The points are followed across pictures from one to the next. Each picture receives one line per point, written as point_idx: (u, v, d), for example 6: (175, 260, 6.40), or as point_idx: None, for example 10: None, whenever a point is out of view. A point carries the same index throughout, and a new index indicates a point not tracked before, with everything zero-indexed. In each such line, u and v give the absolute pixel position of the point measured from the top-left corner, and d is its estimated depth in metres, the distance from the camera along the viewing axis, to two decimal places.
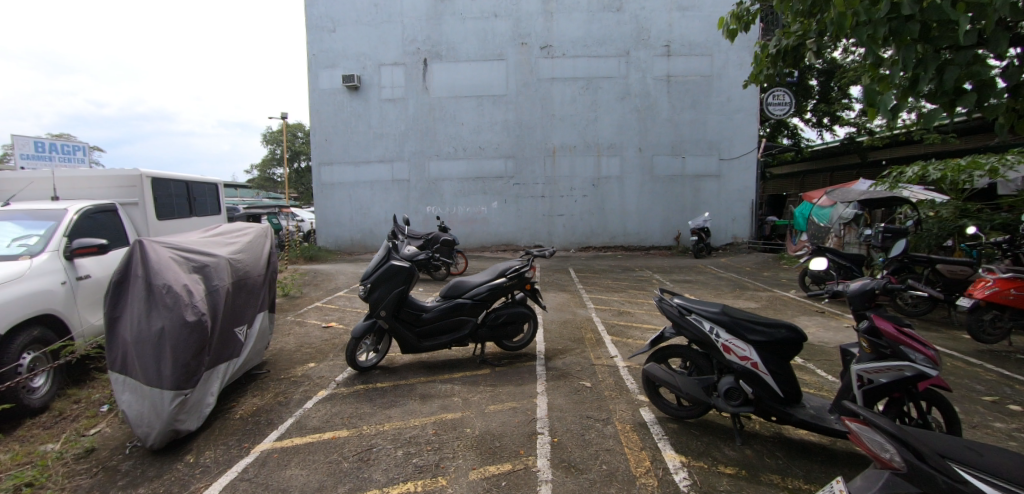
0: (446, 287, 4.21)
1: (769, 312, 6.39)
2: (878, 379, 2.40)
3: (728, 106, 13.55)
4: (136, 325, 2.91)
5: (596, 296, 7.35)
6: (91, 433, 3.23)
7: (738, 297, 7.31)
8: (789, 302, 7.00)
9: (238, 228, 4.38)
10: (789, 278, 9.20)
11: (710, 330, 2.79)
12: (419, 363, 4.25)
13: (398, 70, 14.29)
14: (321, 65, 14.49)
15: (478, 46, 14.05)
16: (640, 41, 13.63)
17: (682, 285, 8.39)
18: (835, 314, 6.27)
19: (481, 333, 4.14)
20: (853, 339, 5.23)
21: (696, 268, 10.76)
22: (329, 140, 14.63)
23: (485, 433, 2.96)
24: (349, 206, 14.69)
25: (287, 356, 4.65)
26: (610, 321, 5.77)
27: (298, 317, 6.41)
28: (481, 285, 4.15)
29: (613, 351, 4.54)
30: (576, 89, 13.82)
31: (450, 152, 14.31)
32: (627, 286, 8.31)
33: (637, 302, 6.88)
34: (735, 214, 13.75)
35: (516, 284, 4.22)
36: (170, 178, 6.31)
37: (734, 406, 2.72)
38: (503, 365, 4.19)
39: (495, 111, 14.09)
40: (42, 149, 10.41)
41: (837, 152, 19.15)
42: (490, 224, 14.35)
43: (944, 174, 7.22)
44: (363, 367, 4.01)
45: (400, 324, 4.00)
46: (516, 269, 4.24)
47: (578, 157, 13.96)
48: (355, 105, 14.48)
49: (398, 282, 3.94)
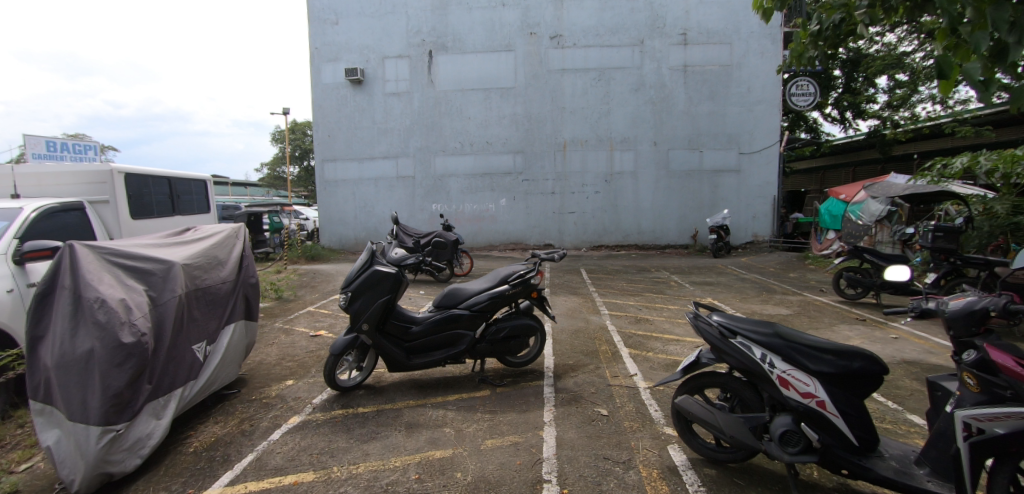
0: (440, 295, 3.66)
1: (804, 320, 5.73)
2: (992, 429, 1.79)
3: (749, 97, 12.79)
4: (59, 347, 2.47)
5: (611, 300, 6.74)
6: (20, 470, 2.75)
7: (766, 302, 6.65)
8: (824, 308, 6.33)
9: (209, 230, 3.97)
10: (818, 280, 8.51)
11: (761, 358, 2.20)
12: (410, 382, 3.75)
13: (403, 63, 13.79)
14: (324, 58, 14.07)
15: (485, 36, 13.49)
16: (656, 29, 12.94)
17: (704, 288, 7.75)
18: (879, 322, 5.62)
19: (480, 349, 3.58)
20: (905, 352, 4.58)
21: (716, 269, 10.09)
22: (333, 136, 14.21)
23: (479, 479, 2.42)
24: (352, 203, 14.26)
25: (264, 373, 4.18)
26: (627, 330, 5.18)
27: (287, 324, 5.96)
28: (481, 293, 3.60)
29: (632, 369, 3.95)
30: (588, 81, 13.19)
31: (456, 148, 13.79)
32: (643, 289, 7.69)
33: (656, 308, 6.26)
34: (756, 211, 13.01)
35: (520, 292, 3.67)
36: (147, 175, 6.01)
37: (791, 454, 2.13)
38: (506, 385, 3.64)
39: (503, 105, 13.53)
40: (53, 148, 10.23)
41: (860, 146, 18.26)
42: (498, 222, 13.82)
43: (995, 165, 6.35)
44: (345, 387, 3.53)
45: (386, 339, 3.47)
46: (520, 275, 3.68)
47: (590, 152, 13.35)
48: (359, 100, 14.03)
49: (382, 291, 3.40)
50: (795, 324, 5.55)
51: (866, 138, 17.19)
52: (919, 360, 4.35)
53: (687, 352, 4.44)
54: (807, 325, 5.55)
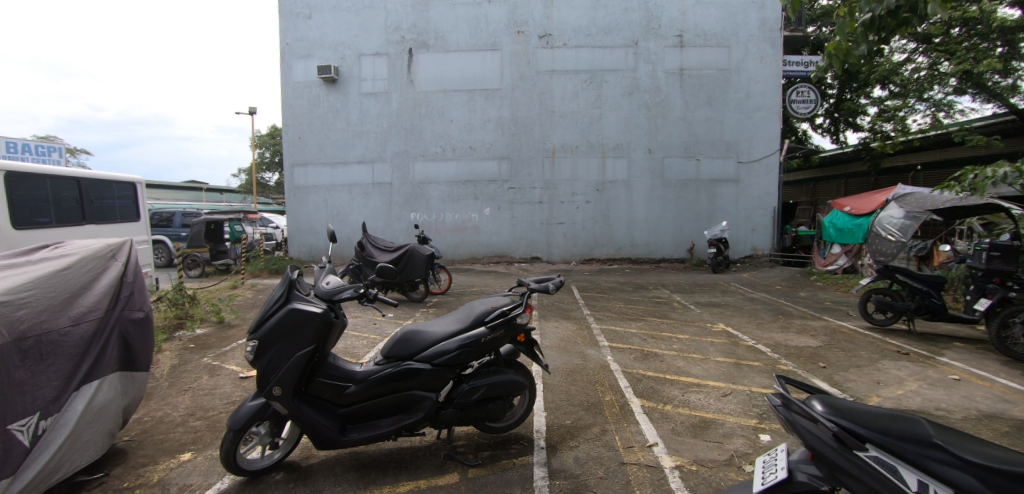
0: (392, 339, 2.63)
1: (838, 354, 4.80)
2: None
3: (748, 103, 12.14)
4: None
5: (610, 327, 5.79)
6: None
7: (786, 329, 5.76)
8: (855, 338, 5.48)
9: (73, 247, 2.99)
10: (834, 301, 7.70)
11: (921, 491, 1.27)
12: (349, 460, 2.71)
13: (381, 61, 12.84)
14: (295, 55, 13.03)
15: (469, 34, 12.63)
16: (650, 30, 12.25)
17: (711, 310, 6.86)
18: (924, 357, 4.79)
19: (446, 417, 2.58)
20: (975, 399, 3.73)
21: (719, 286, 9.26)
22: (304, 138, 13.12)
23: None
24: (324, 211, 13.13)
25: (158, 442, 3.12)
26: (633, 370, 4.20)
27: (217, 359, 4.90)
28: (447, 339, 2.59)
29: (649, 435, 2.98)
30: (579, 83, 12.39)
31: (438, 153, 12.81)
32: (644, 312, 6.73)
33: (663, 339, 5.29)
34: (755, 223, 12.27)
35: (501, 336, 2.67)
36: (45, 176, 5.25)
37: None
38: (481, 465, 2.63)
39: (488, 107, 12.64)
40: (15, 150, 9.19)
41: (849, 158, 18.06)
42: (481, 232, 12.84)
43: None
44: (252, 472, 2.51)
45: (309, 405, 2.46)
46: (502, 313, 2.68)
47: (580, 159, 12.51)
48: (333, 100, 12.99)
49: (302, 342, 2.38)
50: (830, 359, 4.62)
51: (854, 151, 16.95)
52: (1002, 414, 3.44)
53: (714, 405, 3.46)
54: (844, 359, 4.62)
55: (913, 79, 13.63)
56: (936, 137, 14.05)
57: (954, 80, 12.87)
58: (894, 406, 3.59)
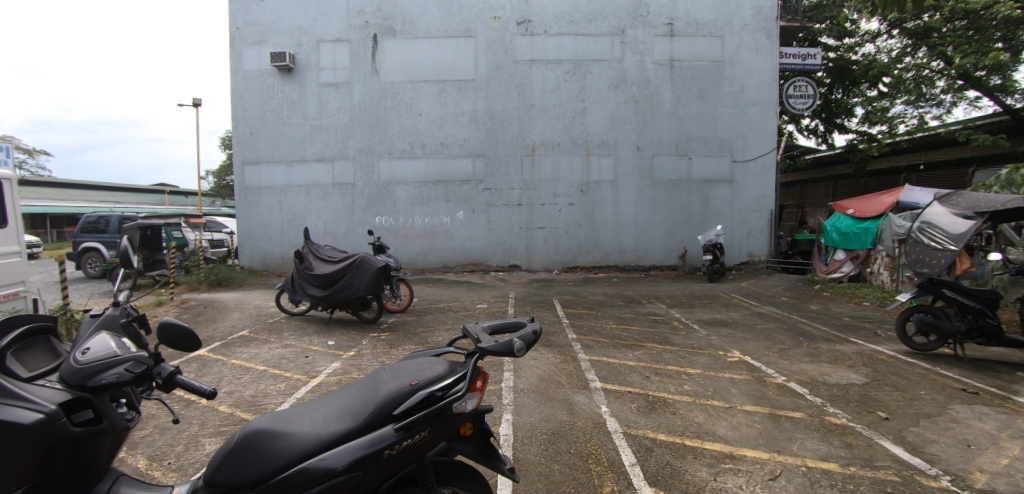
0: (223, 448, 1.42)
1: (893, 396, 3.76)
2: None
3: (743, 97, 11.25)
4: None
5: (601, 358, 4.64)
6: None
7: (815, 358, 4.70)
8: (901, 369, 4.46)
9: None
10: (853, 317, 6.71)
11: None
12: None
13: (342, 48, 11.53)
14: (245, 41, 11.63)
15: (441, 19, 11.45)
16: (638, 18, 11.29)
17: (719, 331, 5.78)
18: (1001, 398, 3.78)
19: None
20: None
21: (721, 299, 8.23)
22: (255, 134, 11.70)
23: None
24: (278, 215, 11.73)
25: None
26: (637, 431, 3.06)
27: None
28: (321, 447, 1.38)
29: None
30: (560, 74, 11.34)
31: (405, 150, 11.56)
32: (642, 335, 5.60)
33: (670, 375, 4.17)
34: (751, 227, 11.37)
35: (427, 437, 1.50)
36: None
37: None
38: None
39: (461, 100, 11.47)
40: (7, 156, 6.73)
41: (836, 160, 17.53)
42: (453, 238, 11.63)
43: None
44: None
45: None
46: (427, 394, 1.50)
47: (563, 156, 11.42)
48: (288, 91, 11.61)
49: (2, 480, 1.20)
50: (887, 405, 3.56)
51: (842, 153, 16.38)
52: None
53: None
54: (905, 405, 3.57)
55: (906, 77, 12.58)
56: (929, 137, 13.44)
57: (944, 78, 12.15)
58: (1014, 489, 2.51)
